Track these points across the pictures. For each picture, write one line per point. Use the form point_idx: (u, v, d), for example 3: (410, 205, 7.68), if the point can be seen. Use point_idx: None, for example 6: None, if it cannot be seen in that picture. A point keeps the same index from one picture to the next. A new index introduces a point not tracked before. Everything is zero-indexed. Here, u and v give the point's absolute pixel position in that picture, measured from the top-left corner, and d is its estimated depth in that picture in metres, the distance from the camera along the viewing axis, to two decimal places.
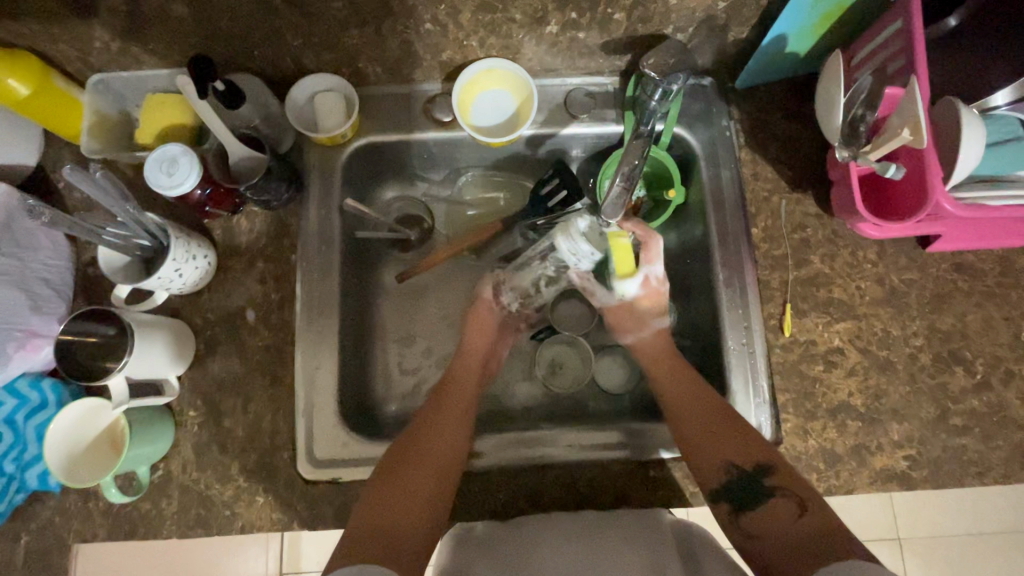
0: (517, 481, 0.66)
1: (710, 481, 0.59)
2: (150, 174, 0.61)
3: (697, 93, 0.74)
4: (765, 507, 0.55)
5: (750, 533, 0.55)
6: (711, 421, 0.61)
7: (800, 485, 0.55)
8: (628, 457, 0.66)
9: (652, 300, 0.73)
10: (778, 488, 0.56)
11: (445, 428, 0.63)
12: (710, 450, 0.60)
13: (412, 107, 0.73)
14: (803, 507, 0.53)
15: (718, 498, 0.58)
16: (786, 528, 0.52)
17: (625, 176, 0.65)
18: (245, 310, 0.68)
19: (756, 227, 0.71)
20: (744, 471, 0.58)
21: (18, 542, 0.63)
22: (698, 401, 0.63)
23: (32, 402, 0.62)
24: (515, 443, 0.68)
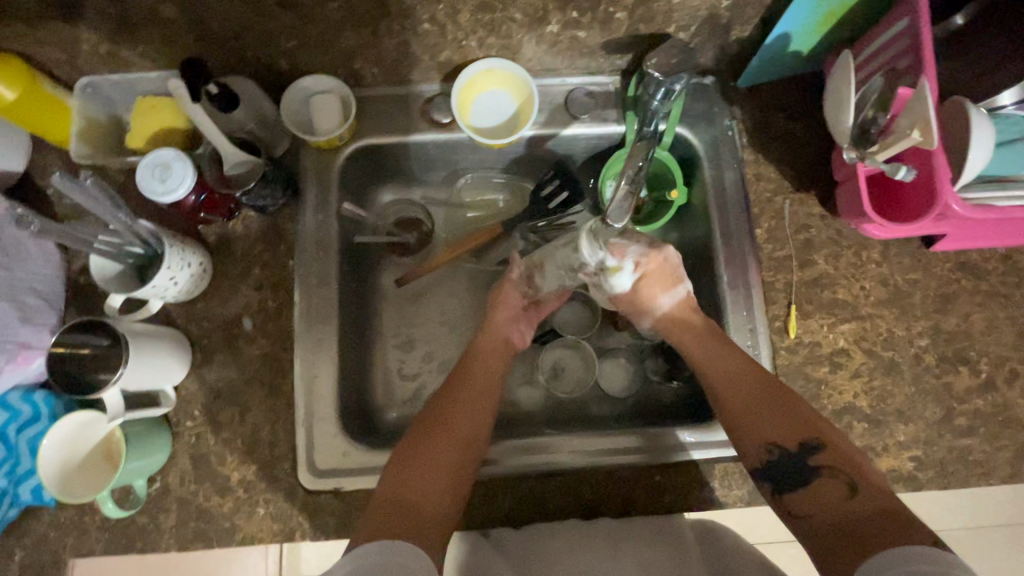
0: (526, 488, 0.65)
1: (753, 459, 0.59)
2: (143, 180, 0.60)
3: (699, 92, 0.73)
4: (814, 487, 0.55)
5: (795, 512, 0.56)
6: (758, 398, 0.60)
7: (849, 463, 0.55)
8: (643, 462, 0.65)
9: (658, 277, 0.67)
10: (826, 466, 0.55)
11: (470, 412, 0.62)
12: (753, 427, 0.59)
13: (409, 109, 0.71)
14: (853, 487, 0.53)
15: (761, 477, 0.58)
16: (834, 508, 0.53)
17: (631, 180, 0.62)
18: (241, 318, 0.66)
19: (760, 228, 0.70)
20: (789, 451, 0.57)
21: (12, 558, 0.61)
22: (741, 375, 0.62)
23: (24, 415, 0.61)
24: (524, 450, 0.66)
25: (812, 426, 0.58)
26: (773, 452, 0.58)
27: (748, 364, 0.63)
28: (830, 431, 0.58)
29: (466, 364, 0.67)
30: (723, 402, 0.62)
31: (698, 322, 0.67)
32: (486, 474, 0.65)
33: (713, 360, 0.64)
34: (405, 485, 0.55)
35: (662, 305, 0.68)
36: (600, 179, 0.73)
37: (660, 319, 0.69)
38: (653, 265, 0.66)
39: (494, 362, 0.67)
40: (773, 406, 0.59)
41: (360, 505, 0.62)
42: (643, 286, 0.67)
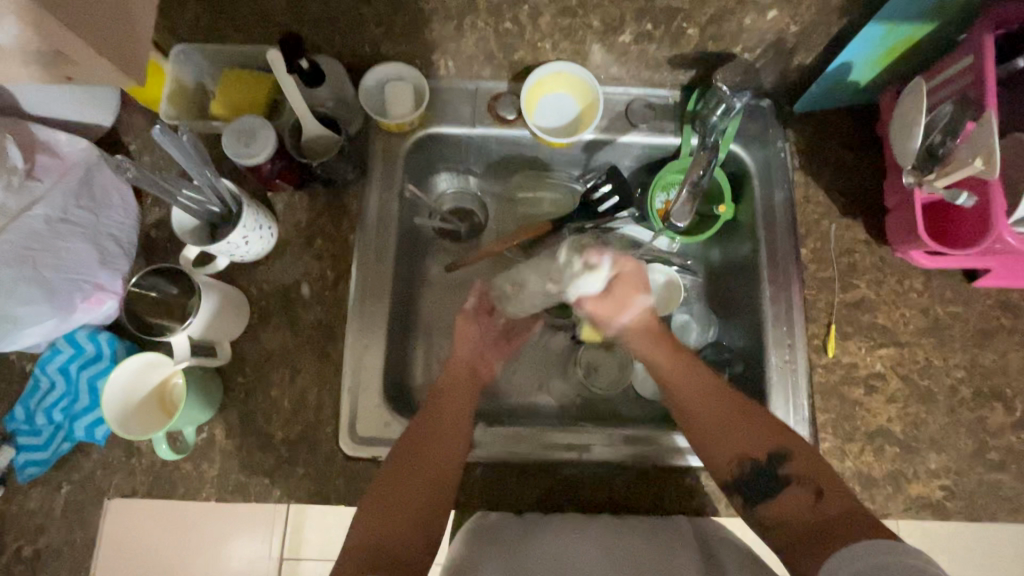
0: (522, 476, 0.66)
1: (724, 473, 0.61)
2: (228, 144, 0.64)
3: (755, 113, 0.76)
4: (783, 495, 0.58)
5: (764, 521, 0.59)
6: (722, 417, 0.63)
7: (819, 473, 0.58)
8: (635, 462, 0.67)
9: (618, 301, 0.72)
10: (796, 475, 0.59)
11: (445, 423, 0.65)
12: (722, 447, 0.62)
13: (477, 103, 0.75)
14: (819, 494, 0.57)
15: (733, 490, 0.61)
16: (805, 514, 0.56)
17: (692, 184, 0.72)
18: (300, 285, 0.69)
19: (805, 248, 0.72)
20: (758, 464, 0.60)
21: (59, 490, 0.63)
22: (714, 404, 0.64)
23: (88, 353, 0.64)
24: (512, 438, 0.69)
25: (782, 436, 0.61)
26: (743, 466, 0.61)
27: (711, 381, 0.66)
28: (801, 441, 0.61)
29: (446, 385, 0.69)
30: (693, 425, 0.64)
31: (661, 339, 0.70)
32: (475, 459, 0.67)
33: (687, 390, 0.66)
34: (382, 507, 0.59)
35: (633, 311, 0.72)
36: (650, 189, 0.76)
37: (636, 329, 0.72)
38: (625, 269, 0.72)
39: (464, 383, 0.70)
40: (728, 419, 0.63)
41: None
42: (615, 288, 0.71)
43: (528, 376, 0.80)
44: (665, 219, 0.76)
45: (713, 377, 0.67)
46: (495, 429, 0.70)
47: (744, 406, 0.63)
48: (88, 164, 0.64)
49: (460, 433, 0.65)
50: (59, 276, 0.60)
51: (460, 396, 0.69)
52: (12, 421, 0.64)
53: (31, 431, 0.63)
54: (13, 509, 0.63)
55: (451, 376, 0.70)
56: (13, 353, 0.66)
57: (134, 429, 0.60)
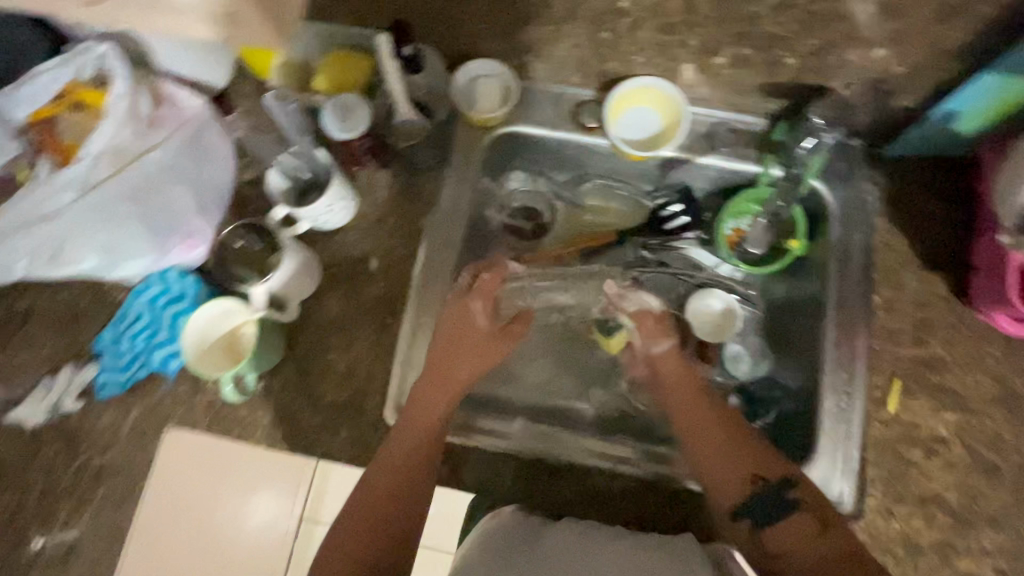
0: (545, 476, 0.68)
1: (734, 496, 0.59)
2: (327, 116, 0.68)
3: (844, 151, 0.72)
4: (789, 522, 0.57)
5: (769, 550, 0.56)
6: (729, 437, 0.61)
7: (818, 502, 0.58)
8: (658, 484, 0.67)
9: (648, 328, 0.69)
10: (801, 503, 0.57)
11: (431, 405, 0.63)
12: (730, 466, 0.60)
13: (560, 107, 0.75)
14: (826, 522, 0.56)
15: (742, 513, 0.58)
16: (811, 546, 0.55)
17: (771, 215, 0.75)
18: (369, 258, 0.72)
19: (877, 296, 0.70)
20: (769, 485, 0.59)
21: (129, 413, 0.69)
22: (721, 418, 0.63)
23: (173, 292, 0.69)
24: (540, 436, 0.69)
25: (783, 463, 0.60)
26: (755, 484, 0.59)
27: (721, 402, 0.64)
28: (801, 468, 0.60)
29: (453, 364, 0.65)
30: (704, 446, 0.61)
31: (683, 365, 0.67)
32: (500, 448, 0.69)
33: (697, 412, 0.63)
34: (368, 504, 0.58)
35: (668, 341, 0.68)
36: (721, 215, 0.76)
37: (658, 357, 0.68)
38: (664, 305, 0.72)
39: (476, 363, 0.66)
40: (736, 437, 0.61)
41: None
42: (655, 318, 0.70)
43: (569, 381, 0.81)
44: (734, 248, 0.77)
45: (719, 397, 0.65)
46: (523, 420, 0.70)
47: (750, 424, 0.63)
48: (199, 120, 0.69)
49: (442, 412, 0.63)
50: (162, 217, 0.66)
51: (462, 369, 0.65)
52: (99, 343, 0.70)
53: (114, 354, 0.69)
54: (87, 424, 0.69)
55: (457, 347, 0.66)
56: (108, 282, 0.73)
57: (206, 364, 0.65)
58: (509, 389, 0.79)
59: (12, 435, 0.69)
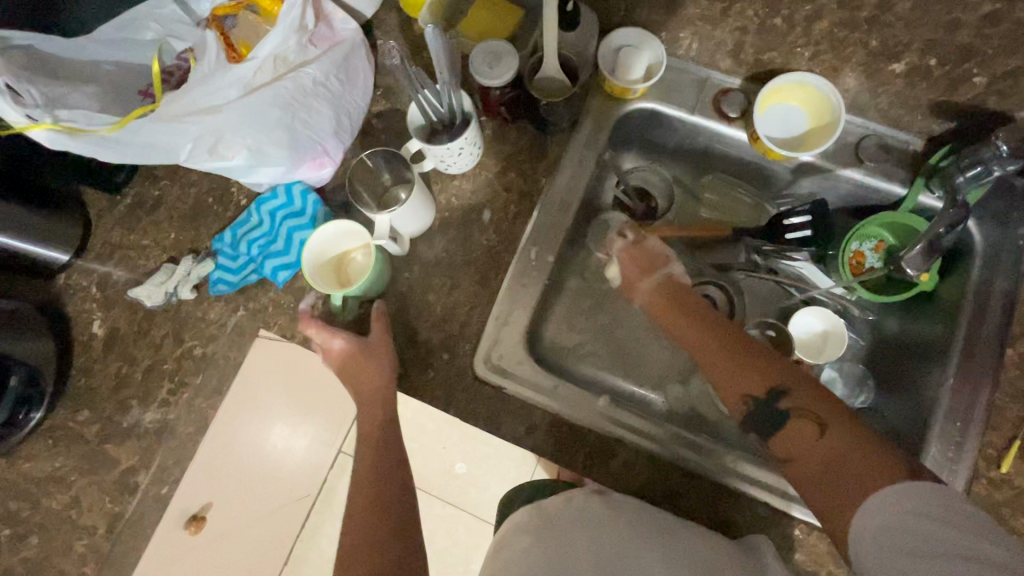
0: (604, 450, 0.66)
1: (738, 414, 0.62)
2: (474, 61, 0.67)
3: (1005, 190, 0.68)
4: (787, 431, 0.58)
5: (782, 454, 0.58)
6: (717, 360, 0.64)
7: (818, 406, 0.57)
8: (712, 480, 0.65)
9: (631, 269, 0.74)
10: (795, 408, 0.58)
11: (463, 396, 0.67)
12: (728, 389, 0.63)
13: (705, 90, 0.72)
14: (823, 423, 0.56)
15: (749, 428, 0.61)
16: (811, 448, 0.55)
17: (930, 240, 0.64)
18: (483, 209, 0.72)
19: (1013, 349, 0.64)
20: (759, 400, 0.60)
21: (235, 312, 0.72)
22: (708, 341, 0.65)
23: (295, 207, 0.71)
24: (600, 410, 0.67)
25: (776, 373, 0.61)
26: (748, 403, 0.61)
27: (720, 322, 0.66)
28: (799, 377, 0.60)
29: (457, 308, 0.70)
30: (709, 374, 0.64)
31: (676, 300, 0.70)
32: (559, 412, 0.67)
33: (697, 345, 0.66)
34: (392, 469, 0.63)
35: (654, 283, 0.72)
36: (845, 239, 0.73)
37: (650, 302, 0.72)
38: (645, 247, 0.74)
39: (468, 291, 0.70)
40: (730, 359, 0.63)
41: (510, 412, 0.67)
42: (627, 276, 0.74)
43: (648, 370, 0.79)
44: (855, 272, 0.73)
45: (717, 315, 0.68)
46: (582, 393, 0.68)
47: (740, 340, 0.64)
48: (353, 44, 0.70)
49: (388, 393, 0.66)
50: (306, 132, 0.66)
51: (474, 334, 0.69)
52: (219, 241, 0.73)
53: (230, 255, 0.72)
54: (196, 314, 0.73)
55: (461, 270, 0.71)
56: (236, 186, 0.76)
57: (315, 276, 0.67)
58: (589, 367, 0.78)
59: (130, 309, 0.74)
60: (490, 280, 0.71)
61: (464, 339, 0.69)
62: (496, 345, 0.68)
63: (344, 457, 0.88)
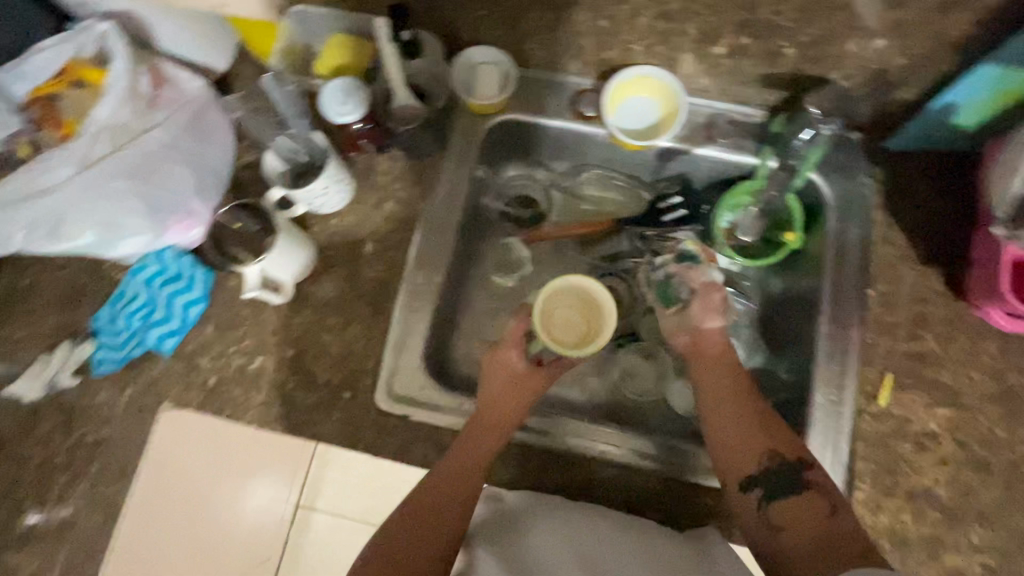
0: (560, 468, 0.68)
1: (752, 468, 0.59)
2: (325, 100, 0.68)
3: (844, 145, 0.72)
4: (797, 499, 0.57)
5: (772, 522, 0.57)
6: (755, 420, 0.61)
7: (832, 486, 0.58)
8: (661, 471, 0.67)
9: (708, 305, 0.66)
10: (814, 484, 0.58)
11: (373, 432, 0.67)
12: (751, 446, 0.60)
13: (561, 95, 0.75)
14: (834, 506, 0.56)
15: (753, 484, 0.59)
16: (815, 526, 0.55)
17: (765, 202, 0.75)
18: (365, 242, 0.73)
19: (873, 289, 0.69)
20: (786, 462, 0.59)
21: (125, 390, 0.70)
22: (737, 390, 0.63)
23: (170, 272, 0.70)
24: (563, 428, 0.69)
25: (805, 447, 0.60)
26: (772, 461, 0.59)
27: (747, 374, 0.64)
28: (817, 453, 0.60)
29: (354, 343, 0.70)
30: (723, 422, 0.61)
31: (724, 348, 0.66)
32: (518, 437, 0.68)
33: (729, 394, 0.62)
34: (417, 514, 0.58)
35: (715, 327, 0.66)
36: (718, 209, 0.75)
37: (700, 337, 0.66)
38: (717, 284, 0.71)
39: (362, 326, 0.70)
40: (765, 420, 0.61)
41: (422, 437, 0.67)
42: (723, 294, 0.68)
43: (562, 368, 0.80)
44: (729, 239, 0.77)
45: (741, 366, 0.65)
46: (545, 413, 0.70)
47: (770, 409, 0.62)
48: (203, 101, 0.70)
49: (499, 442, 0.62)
50: (164, 195, 0.67)
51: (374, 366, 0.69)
52: (97, 320, 0.71)
53: (111, 332, 0.70)
54: (83, 400, 0.70)
55: (352, 305, 0.71)
56: (107, 261, 0.74)
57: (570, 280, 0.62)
58: None
59: (12, 409, 0.70)
60: (384, 313, 0.71)
61: (365, 374, 0.69)
62: (401, 373, 0.69)
63: (304, 512, 0.69)
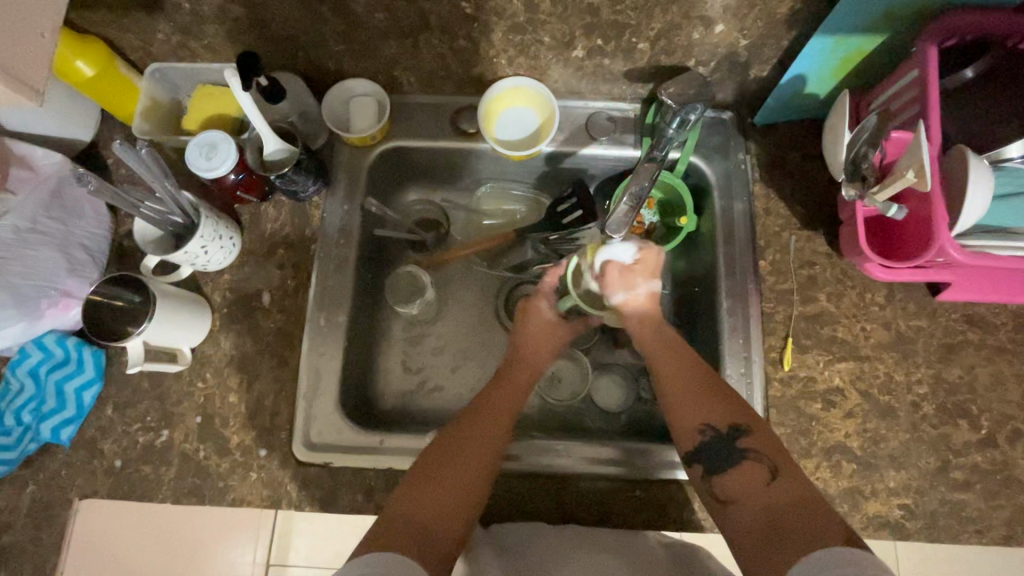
0: (542, 490, 0.66)
1: (688, 443, 0.59)
2: (190, 156, 0.65)
3: (717, 126, 0.76)
4: (736, 470, 0.56)
5: (720, 496, 0.56)
6: (690, 391, 0.62)
7: (774, 452, 0.56)
8: (620, 475, 0.67)
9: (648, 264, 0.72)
10: (753, 450, 0.56)
11: (294, 487, 0.65)
12: (689, 416, 0.60)
13: (441, 117, 0.76)
14: (775, 472, 0.54)
15: (693, 460, 0.58)
16: (758, 493, 0.53)
17: (634, 198, 0.67)
18: (261, 293, 0.71)
19: (764, 260, 0.71)
20: (720, 432, 0.58)
21: (25, 489, 0.66)
22: (671, 361, 0.64)
23: (56, 357, 0.66)
24: (541, 450, 0.68)
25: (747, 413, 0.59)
26: (705, 432, 0.59)
27: (685, 350, 0.66)
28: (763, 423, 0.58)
29: (263, 398, 0.68)
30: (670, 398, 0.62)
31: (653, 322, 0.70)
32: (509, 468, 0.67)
33: (669, 368, 0.64)
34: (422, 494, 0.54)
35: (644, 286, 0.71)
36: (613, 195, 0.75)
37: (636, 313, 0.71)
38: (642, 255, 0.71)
39: (270, 380, 0.68)
40: (704, 389, 0.61)
41: (345, 483, 0.65)
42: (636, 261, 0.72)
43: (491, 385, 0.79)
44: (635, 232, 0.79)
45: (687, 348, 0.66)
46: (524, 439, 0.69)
47: (715, 381, 0.62)
48: (60, 176, 0.68)
49: (502, 440, 0.60)
50: (29, 281, 0.64)
51: (287, 418, 0.67)
52: None
53: None
54: None
55: (256, 360, 0.69)
56: None
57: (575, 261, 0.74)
58: (434, 403, 0.78)
59: None
60: (291, 362, 0.69)
61: (278, 428, 0.67)
62: (317, 420, 0.67)
63: None
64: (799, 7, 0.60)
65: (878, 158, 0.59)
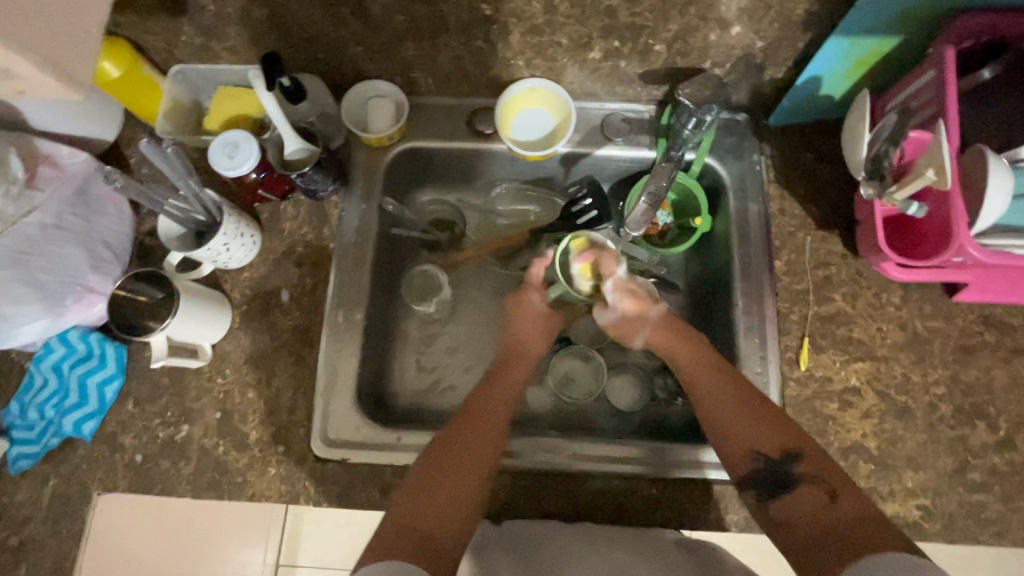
0: (556, 489, 0.66)
1: (739, 469, 0.57)
2: (213, 154, 0.66)
3: (731, 127, 0.76)
4: (793, 494, 0.54)
5: (778, 520, 0.54)
6: (741, 420, 0.59)
7: (833, 473, 0.54)
8: (642, 473, 0.67)
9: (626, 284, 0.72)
10: (806, 474, 0.54)
11: (311, 482, 0.65)
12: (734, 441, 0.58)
13: (457, 118, 0.77)
14: (834, 493, 0.52)
15: (749, 486, 0.57)
16: (817, 515, 0.51)
17: (652, 196, 0.72)
18: (280, 291, 0.72)
19: (779, 260, 0.71)
20: (772, 459, 0.56)
21: (47, 482, 0.67)
22: (716, 382, 0.62)
23: (79, 352, 0.68)
24: (546, 448, 0.68)
25: (797, 436, 0.57)
26: (756, 460, 0.57)
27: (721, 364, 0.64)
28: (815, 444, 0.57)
29: (281, 394, 0.68)
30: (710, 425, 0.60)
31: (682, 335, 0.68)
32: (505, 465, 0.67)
33: (717, 398, 0.61)
34: (430, 502, 0.54)
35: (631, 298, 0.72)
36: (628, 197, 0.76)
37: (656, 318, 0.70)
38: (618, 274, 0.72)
39: (287, 376, 0.69)
40: (752, 418, 0.59)
41: (361, 479, 0.65)
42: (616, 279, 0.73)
43: None
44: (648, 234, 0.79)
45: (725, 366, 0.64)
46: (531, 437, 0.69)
47: (773, 406, 0.59)
48: (86, 174, 0.69)
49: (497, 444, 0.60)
50: (54, 277, 0.65)
51: (304, 414, 0.68)
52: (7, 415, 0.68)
53: (24, 425, 0.67)
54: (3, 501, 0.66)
55: (274, 357, 0.69)
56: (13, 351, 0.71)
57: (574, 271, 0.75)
58: (447, 401, 0.78)
59: None
60: (308, 359, 0.69)
61: (295, 424, 0.67)
62: (334, 416, 0.68)
63: None
64: (814, 9, 0.61)
65: (899, 158, 0.60)
